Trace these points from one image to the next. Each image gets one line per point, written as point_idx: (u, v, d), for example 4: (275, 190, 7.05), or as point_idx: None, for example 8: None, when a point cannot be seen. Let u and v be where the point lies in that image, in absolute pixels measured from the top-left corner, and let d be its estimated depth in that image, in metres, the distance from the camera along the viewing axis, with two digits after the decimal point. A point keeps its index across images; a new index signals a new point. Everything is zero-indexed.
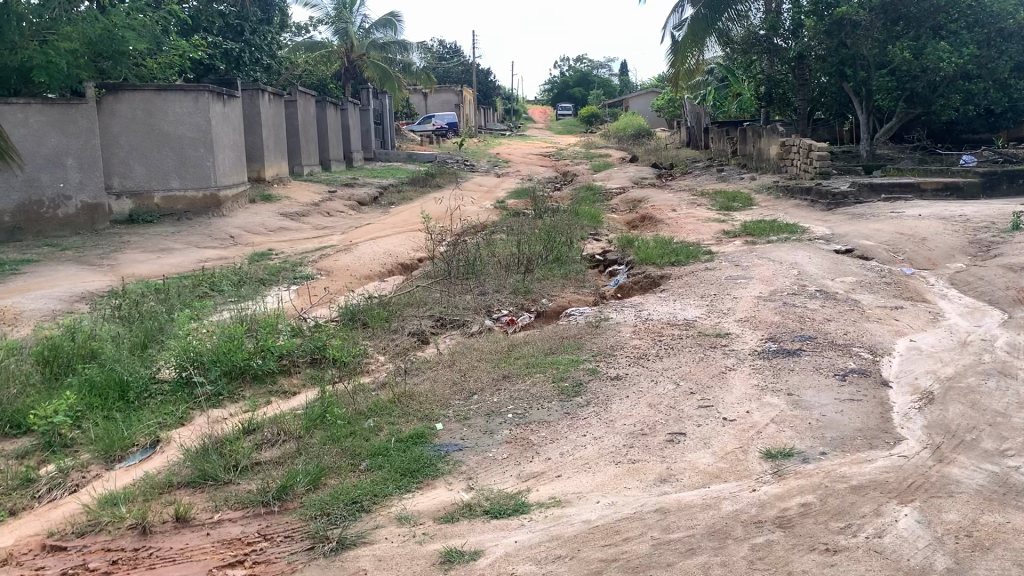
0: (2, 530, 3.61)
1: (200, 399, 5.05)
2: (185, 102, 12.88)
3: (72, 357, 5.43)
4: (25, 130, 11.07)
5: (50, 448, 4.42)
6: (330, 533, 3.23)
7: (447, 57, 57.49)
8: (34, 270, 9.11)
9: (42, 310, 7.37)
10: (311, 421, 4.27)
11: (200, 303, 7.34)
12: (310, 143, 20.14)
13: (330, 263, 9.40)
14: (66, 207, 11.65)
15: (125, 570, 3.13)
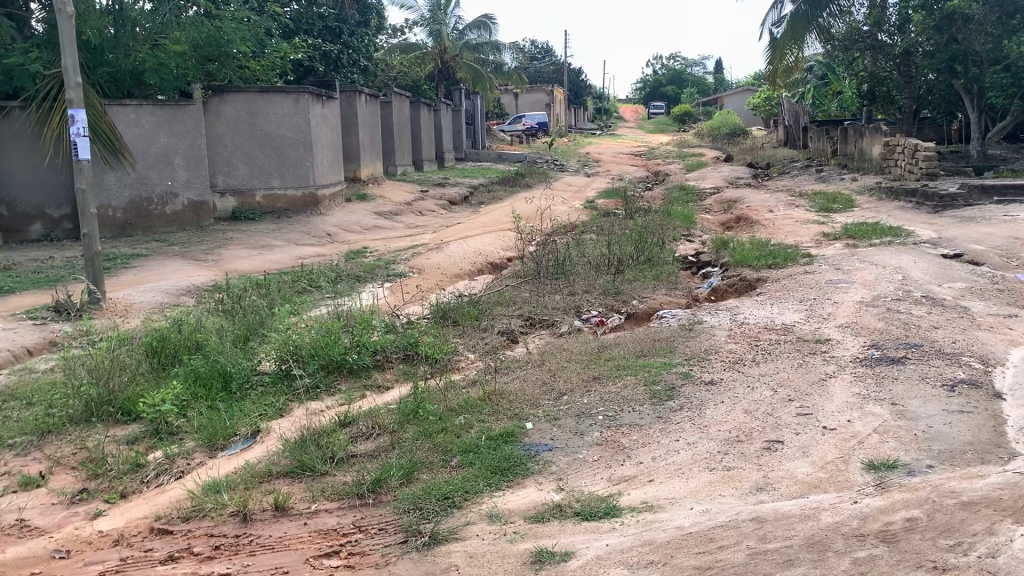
0: (113, 512, 3.79)
1: (298, 391, 5.19)
2: (286, 103, 13.29)
3: (179, 348, 5.67)
4: (137, 130, 11.63)
5: (157, 434, 4.63)
6: (423, 527, 3.28)
7: (540, 58, 57.80)
8: (144, 264, 9.55)
9: (151, 302, 7.72)
10: (404, 416, 4.34)
11: (299, 299, 7.55)
12: (404, 143, 20.49)
13: (422, 261, 9.55)
14: (173, 205, 12.16)
15: (227, 556, 3.24)
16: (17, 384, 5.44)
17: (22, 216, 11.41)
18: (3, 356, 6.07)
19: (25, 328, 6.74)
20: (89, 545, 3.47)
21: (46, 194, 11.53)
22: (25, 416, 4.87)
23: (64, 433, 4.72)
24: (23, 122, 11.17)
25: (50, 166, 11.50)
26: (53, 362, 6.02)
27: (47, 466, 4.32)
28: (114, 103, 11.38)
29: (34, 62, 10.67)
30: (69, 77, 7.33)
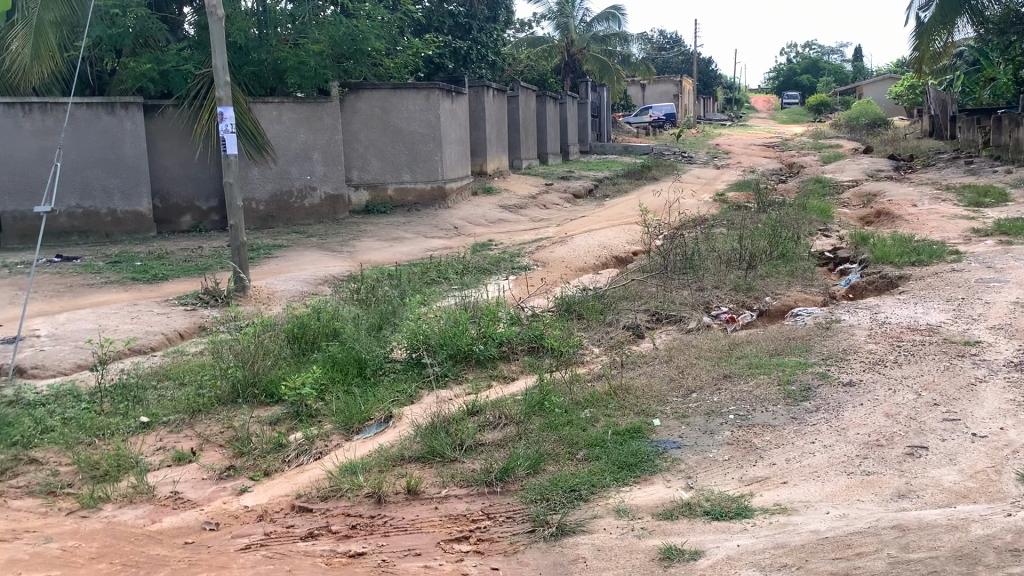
0: (258, 488, 4.01)
1: (428, 379, 5.33)
2: (418, 100, 13.63)
3: (318, 334, 5.93)
4: (279, 127, 12.20)
5: (297, 416, 4.86)
6: (551, 517, 3.31)
7: (669, 49, 56.98)
8: (284, 255, 10.01)
9: (291, 291, 8.10)
10: (530, 407, 4.38)
11: (429, 290, 7.73)
12: (530, 136, 20.63)
13: (547, 255, 9.59)
14: (311, 198, 12.68)
15: (362, 535, 3.37)
16: (171, 365, 5.83)
17: (174, 208, 12.17)
18: (159, 339, 6.51)
19: (178, 313, 7.21)
20: (236, 519, 3.68)
21: (196, 187, 12.26)
22: (179, 395, 5.22)
23: (213, 412, 5.03)
24: (176, 120, 11.92)
25: (199, 161, 12.21)
26: (203, 346, 6.41)
27: (198, 443, 4.62)
28: (258, 101, 11.97)
29: (186, 62, 11.36)
30: (219, 77, 7.74)
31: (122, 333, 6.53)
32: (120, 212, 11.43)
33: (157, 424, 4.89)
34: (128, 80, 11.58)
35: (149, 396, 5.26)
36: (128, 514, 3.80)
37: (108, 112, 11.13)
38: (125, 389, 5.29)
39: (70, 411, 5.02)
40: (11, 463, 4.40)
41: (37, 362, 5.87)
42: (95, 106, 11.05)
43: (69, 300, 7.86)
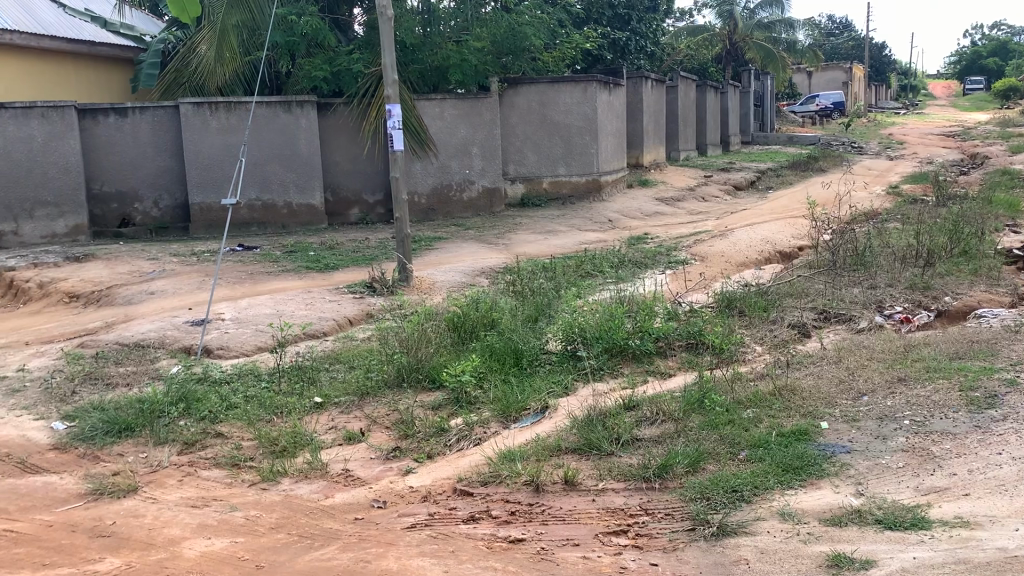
0: (421, 470, 4.18)
1: (584, 372, 5.36)
2: (575, 93, 13.68)
3: (476, 324, 6.07)
4: (440, 123, 12.57)
5: (457, 403, 5.01)
6: (711, 517, 3.26)
7: (837, 35, 54.32)
8: (444, 247, 10.31)
9: (450, 282, 8.33)
10: (689, 405, 4.32)
11: (585, 284, 7.76)
12: (688, 127, 20.24)
13: (705, 249, 9.39)
14: (470, 191, 12.98)
15: (521, 522, 3.44)
16: (341, 349, 6.15)
17: (343, 201, 12.79)
18: (330, 325, 6.88)
19: (346, 301, 7.58)
20: (402, 498, 3.84)
21: (363, 181, 12.82)
22: (348, 377, 5.51)
23: (379, 395, 5.27)
24: (346, 117, 12.51)
25: (367, 156, 12.76)
26: (370, 332, 6.72)
27: (366, 424, 4.85)
28: (422, 98, 12.37)
29: (356, 62, 11.91)
30: (387, 75, 8.05)
31: (298, 318, 6.95)
32: (295, 205, 12.13)
33: (329, 404, 5.18)
34: (303, 80, 12.28)
35: (322, 378, 5.58)
36: (303, 488, 4.06)
37: (284, 110, 11.82)
38: (300, 370, 5.63)
39: (252, 390, 5.41)
40: (200, 436, 4.80)
41: (222, 343, 6.34)
42: (273, 105, 11.77)
43: (249, 287, 8.43)
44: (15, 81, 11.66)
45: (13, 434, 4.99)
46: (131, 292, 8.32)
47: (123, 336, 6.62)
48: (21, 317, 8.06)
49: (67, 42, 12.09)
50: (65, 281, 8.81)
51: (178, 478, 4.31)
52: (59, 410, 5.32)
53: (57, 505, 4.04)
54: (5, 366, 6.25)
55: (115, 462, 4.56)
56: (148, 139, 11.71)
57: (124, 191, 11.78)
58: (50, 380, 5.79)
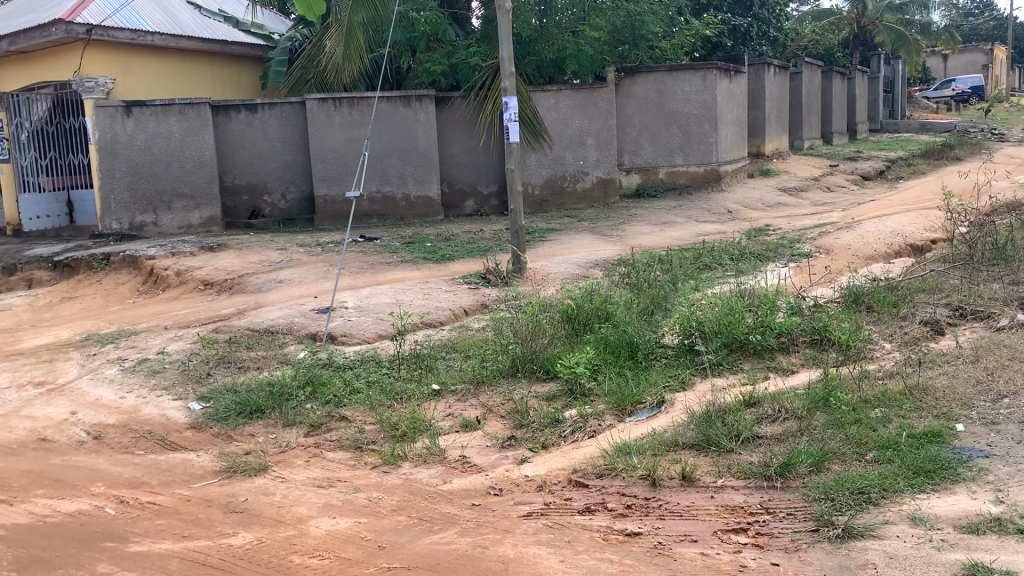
0: (537, 460, 4.21)
1: (703, 367, 5.26)
2: (694, 81, 13.42)
3: (591, 315, 6.06)
4: (556, 114, 12.61)
5: (572, 394, 5.03)
6: (837, 519, 3.16)
7: (976, 15, 51.21)
8: (558, 238, 10.32)
9: (564, 273, 8.34)
10: (814, 402, 4.18)
11: (702, 276, 7.62)
12: (813, 115, 19.55)
13: (831, 241, 9.05)
14: (584, 182, 12.93)
15: (638, 516, 3.42)
16: (457, 338, 6.26)
17: (459, 193, 12.99)
18: (447, 314, 7.01)
19: (462, 291, 7.70)
20: (518, 486, 3.89)
21: (479, 173, 12.97)
22: (465, 366, 5.61)
23: (494, 384, 5.35)
24: (463, 110, 12.69)
25: (483, 148, 12.92)
26: (485, 322, 6.81)
27: (481, 412, 4.93)
28: (538, 89, 12.42)
29: (474, 55, 12.06)
30: (504, 68, 8.11)
31: (417, 307, 7.13)
32: (413, 197, 12.41)
33: (446, 392, 5.29)
34: (422, 74, 12.52)
35: (439, 366, 5.70)
36: (422, 472, 4.16)
37: (404, 104, 12.12)
38: (418, 358, 5.77)
39: (373, 375, 5.60)
40: (326, 419, 5.00)
41: (346, 330, 6.57)
42: (394, 100, 12.09)
43: (370, 276, 8.69)
44: (155, 80, 12.37)
45: (155, 413, 5.34)
46: (261, 280, 8.73)
47: (254, 322, 6.95)
48: (161, 304, 8.59)
49: (203, 42, 12.73)
50: (201, 269, 9.31)
51: (304, 458, 4.50)
52: (196, 391, 5.65)
53: (195, 481, 4.30)
54: (147, 349, 6.67)
55: (247, 442, 4.81)
56: (276, 134, 12.23)
57: (253, 184, 12.35)
58: (187, 363, 6.16)
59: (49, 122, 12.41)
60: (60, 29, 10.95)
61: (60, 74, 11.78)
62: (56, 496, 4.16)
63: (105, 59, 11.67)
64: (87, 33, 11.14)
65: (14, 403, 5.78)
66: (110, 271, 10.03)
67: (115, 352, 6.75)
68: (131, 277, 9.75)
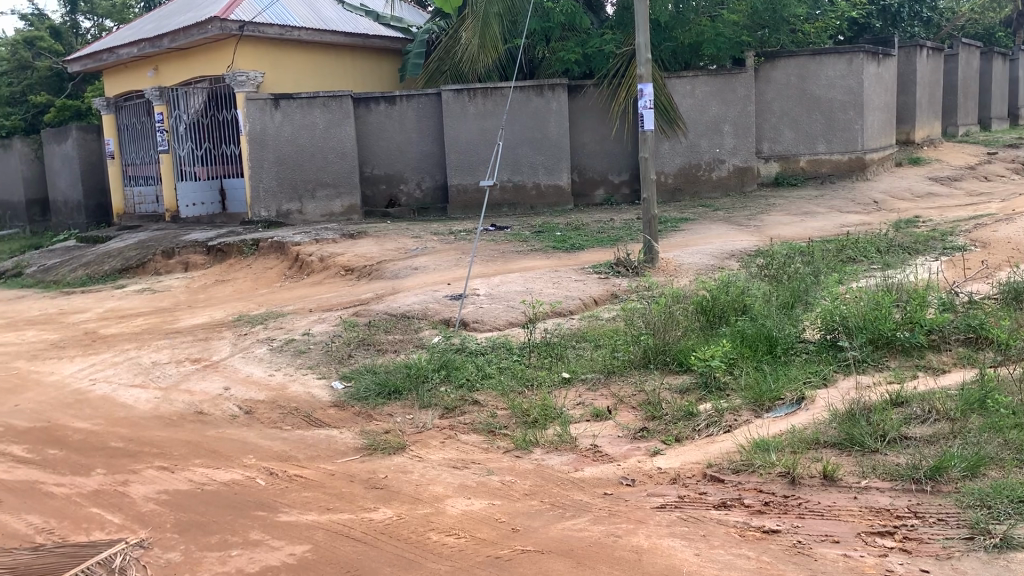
0: (670, 453, 4.17)
1: (846, 364, 5.06)
2: (839, 65, 12.88)
3: (727, 308, 5.94)
4: (691, 101, 12.38)
5: (706, 388, 4.95)
6: (994, 528, 2.99)
7: None
8: (691, 228, 10.15)
9: (698, 264, 8.20)
10: (968, 404, 3.96)
11: (846, 269, 7.32)
12: (970, 99, 18.36)
13: (988, 234, 8.50)
14: (720, 171, 12.63)
15: (776, 514, 3.35)
16: (588, 327, 6.28)
17: (590, 182, 12.94)
18: (577, 304, 7.02)
19: (593, 280, 7.69)
20: (650, 478, 3.87)
21: (611, 162, 12.87)
22: (595, 356, 5.62)
23: (626, 374, 5.34)
24: (596, 99, 12.64)
25: (616, 137, 12.82)
26: (616, 312, 6.79)
27: (613, 402, 4.93)
28: (674, 76, 12.25)
29: (608, 42, 12.05)
30: (641, 55, 8.01)
31: (548, 296, 7.18)
32: (544, 186, 12.47)
33: (577, 380, 5.33)
34: (555, 63, 12.54)
35: (569, 354, 5.74)
36: (554, 459, 4.21)
37: (537, 94, 12.21)
38: (550, 346, 5.83)
39: (504, 362, 5.69)
40: (459, 403, 5.12)
41: (478, 317, 6.69)
42: (528, 89, 12.19)
43: (502, 264, 8.82)
44: (300, 73, 12.92)
45: (300, 391, 5.63)
46: (398, 267, 9.00)
47: (391, 307, 7.19)
48: (305, 287, 9.01)
49: (345, 36, 13.15)
50: (342, 256, 9.70)
51: (440, 439, 4.63)
52: (338, 371, 5.92)
53: (338, 457, 4.50)
54: (293, 330, 7.03)
55: (385, 421, 5.00)
56: (413, 125, 12.56)
57: (391, 173, 12.74)
58: (330, 344, 6.45)
59: (203, 114, 13.16)
60: (215, 26, 11.59)
61: (214, 69, 12.50)
62: (212, 466, 4.45)
63: (254, 54, 12.29)
64: (239, 29, 11.76)
65: (174, 377, 6.22)
66: (259, 256, 10.59)
67: (264, 332, 7.14)
68: (278, 262, 10.27)
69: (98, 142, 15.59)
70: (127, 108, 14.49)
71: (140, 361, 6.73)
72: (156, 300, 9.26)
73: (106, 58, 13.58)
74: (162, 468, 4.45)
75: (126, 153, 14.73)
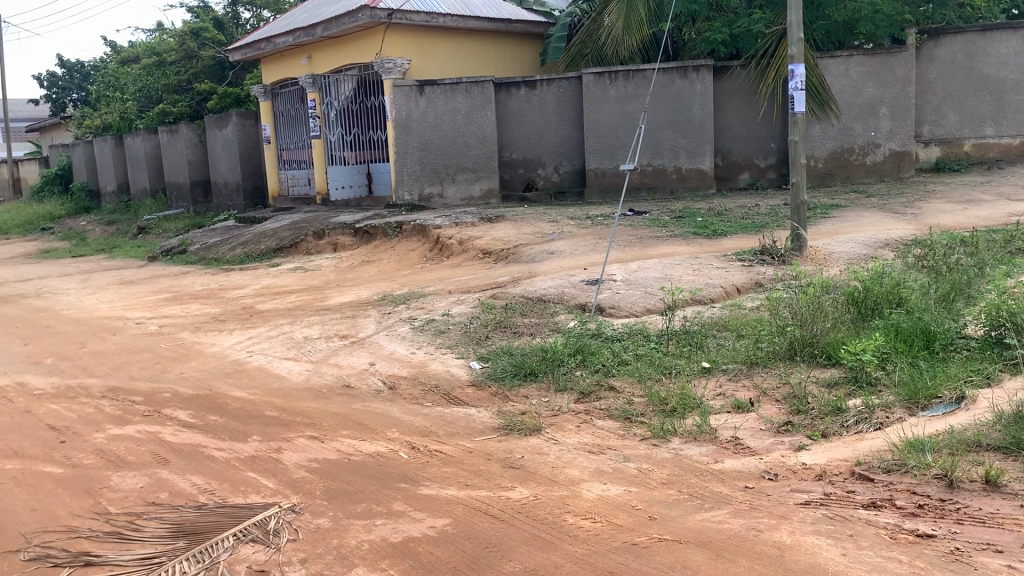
0: (817, 449, 4.03)
1: (1013, 362, 4.70)
2: (1013, 41, 11.97)
3: (881, 300, 5.67)
4: (846, 81, 11.82)
5: (857, 382, 4.74)
6: None
7: None
8: (842, 215, 9.69)
9: (849, 253, 7.85)
10: None
11: (1015, 262, 6.80)
12: None
13: None
14: (874, 155, 11.99)
15: (932, 517, 3.17)
16: (730, 316, 6.14)
17: (734, 166, 12.57)
18: (719, 292, 6.86)
19: (735, 268, 7.48)
20: (794, 473, 3.75)
21: (757, 146, 12.46)
22: (738, 346, 5.47)
23: (770, 366, 5.18)
24: (742, 81, 12.27)
25: (763, 120, 12.38)
26: (760, 301, 6.57)
27: (755, 394, 4.80)
28: (827, 56, 11.76)
29: (757, 22, 11.67)
30: (793, 34, 7.68)
31: (689, 283, 7.05)
32: (685, 170, 12.22)
33: (717, 370, 5.21)
34: (701, 44, 12.32)
35: (710, 344, 5.62)
36: (693, 449, 4.14)
37: (681, 76, 11.97)
38: (689, 335, 5.73)
39: (641, 348, 5.65)
40: (595, 388, 5.13)
41: (614, 303, 6.65)
42: (671, 71, 11.98)
43: (640, 250, 8.73)
44: (445, 59, 13.18)
45: (440, 369, 5.79)
46: (534, 251, 9.07)
47: (528, 290, 7.26)
48: (446, 270, 9.22)
49: (489, 21, 13.29)
50: (481, 239, 9.85)
51: (575, 423, 4.66)
52: (476, 351, 6.04)
53: (476, 435, 4.60)
54: (434, 310, 7.22)
55: (521, 402, 5.07)
56: (553, 109, 12.59)
57: (529, 157, 12.83)
58: (469, 325, 6.58)
59: (353, 101, 13.65)
60: (365, 15, 12.00)
61: (364, 57, 12.95)
62: (358, 438, 4.65)
63: (402, 41, 12.65)
64: (388, 17, 12.10)
65: (324, 351, 6.54)
66: (402, 238, 10.91)
67: (406, 312, 7.37)
68: (420, 244, 10.56)
69: (255, 127, 16.50)
70: (282, 95, 15.23)
71: (292, 335, 7.10)
72: (307, 278, 9.72)
73: (264, 47, 14.29)
74: (312, 437, 4.68)
75: (281, 138, 15.48)
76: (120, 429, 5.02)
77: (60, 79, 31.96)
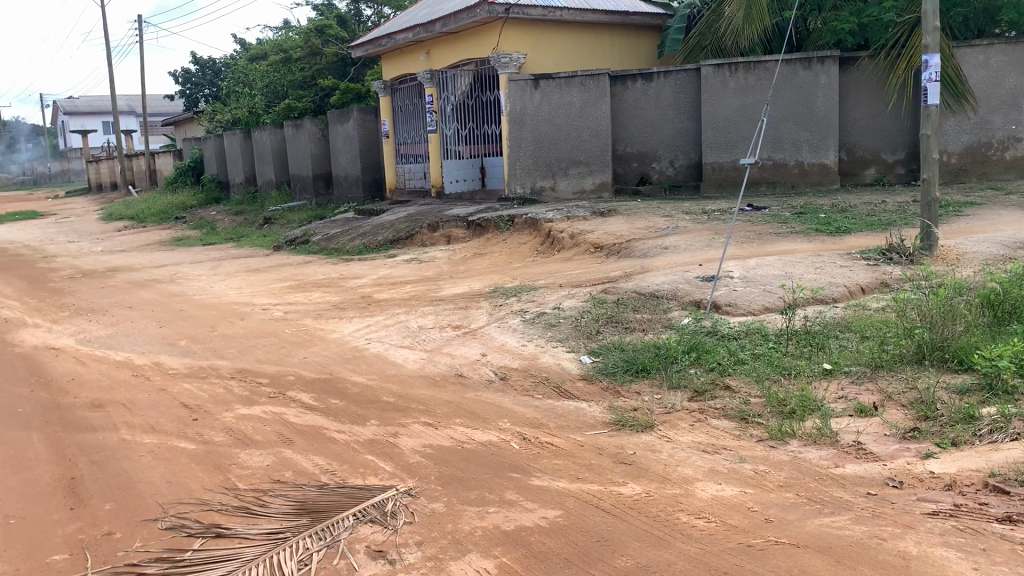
0: (945, 457, 3.85)
1: None
2: None
3: (1019, 304, 5.35)
4: (985, 72, 11.18)
5: (991, 390, 4.49)
6: None
7: None
8: (977, 213, 9.17)
9: (984, 253, 7.43)
10: None
11: None
12: None
13: None
14: (1015, 150, 11.28)
15: None
16: (853, 316, 5.93)
17: (860, 160, 12.08)
18: (841, 291, 6.62)
19: (860, 267, 7.20)
20: (921, 482, 3.60)
21: (885, 140, 11.92)
22: (861, 348, 5.28)
23: (895, 369, 4.97)
24: (870, 72, 11.78)
25: (892, 112, 11.85)
26: (886, 302, 6.31)
27: (880, 399, 4.62)
28: (964, 45, 11.17)
29: (888, 11, 11.31)
30: (928, 22, 7.33)
31: (810, 281, 6.84)
32: (807, 164, 11.82)
33: (839, 373, 5.04)
34: (828, 34, 12.03)
35: (831, 345, 5.43)
36: (812, 453, 4.03)
37: (805, 67, 11.60)
38: (809, 335, 5.57)
39: (758, 348, 5.53)
40: (710, 387, 5.05)
41: (731, 300, 6.51)
42: (794, 62, 11.63)
43: (758, 247, 8.51)
44: (563, 53, 13.18)
45: (551, 362, 5.83)
46: (647, 246, 8.98)
47: (641, 286, 7.19)
48: (557, 264, 9.24)
49: (606, 15, 13.22)
50: (593, 233, 9.83)
51: (689, 421, 4.61)
52: (587, 345, 6.05)
53: (586, 429, 4.61)
54: (545, 303, 7.26)
55: (633, 398, 5.05)
56: (670, 102, 12.41)
57: (644, 151, 12.69)
58: (580, 319, 6.59)
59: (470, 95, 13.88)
60: (484, 10, 12.18)
61: (480, 52, 13.09)
62: (471, 426, 4.74)
63: (520, 36, 12.75)
64: (506, 12, 12.23)
65: (438, 341, 6.68)
66: (514, 231, 11.00)
67: (518, 304, 7.45)
68: (532, 237, 10.63)
69: (375, 122, 16.98)
70: (402, 90, 15.60)
71: (408, 324, 7.29)
72: (423, 269, 9.94)
73: (385, 44, 14.65)
74: (427, 424, 4.80)
75: (400, 133, 15.88)
76: (247, 409, 5.27)
77: (193, 76, 33.58)
